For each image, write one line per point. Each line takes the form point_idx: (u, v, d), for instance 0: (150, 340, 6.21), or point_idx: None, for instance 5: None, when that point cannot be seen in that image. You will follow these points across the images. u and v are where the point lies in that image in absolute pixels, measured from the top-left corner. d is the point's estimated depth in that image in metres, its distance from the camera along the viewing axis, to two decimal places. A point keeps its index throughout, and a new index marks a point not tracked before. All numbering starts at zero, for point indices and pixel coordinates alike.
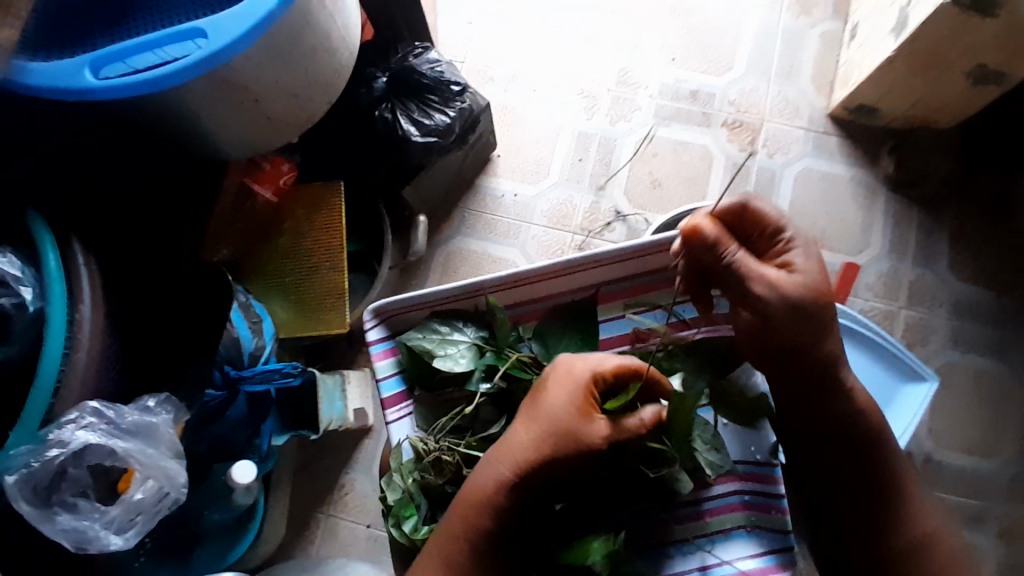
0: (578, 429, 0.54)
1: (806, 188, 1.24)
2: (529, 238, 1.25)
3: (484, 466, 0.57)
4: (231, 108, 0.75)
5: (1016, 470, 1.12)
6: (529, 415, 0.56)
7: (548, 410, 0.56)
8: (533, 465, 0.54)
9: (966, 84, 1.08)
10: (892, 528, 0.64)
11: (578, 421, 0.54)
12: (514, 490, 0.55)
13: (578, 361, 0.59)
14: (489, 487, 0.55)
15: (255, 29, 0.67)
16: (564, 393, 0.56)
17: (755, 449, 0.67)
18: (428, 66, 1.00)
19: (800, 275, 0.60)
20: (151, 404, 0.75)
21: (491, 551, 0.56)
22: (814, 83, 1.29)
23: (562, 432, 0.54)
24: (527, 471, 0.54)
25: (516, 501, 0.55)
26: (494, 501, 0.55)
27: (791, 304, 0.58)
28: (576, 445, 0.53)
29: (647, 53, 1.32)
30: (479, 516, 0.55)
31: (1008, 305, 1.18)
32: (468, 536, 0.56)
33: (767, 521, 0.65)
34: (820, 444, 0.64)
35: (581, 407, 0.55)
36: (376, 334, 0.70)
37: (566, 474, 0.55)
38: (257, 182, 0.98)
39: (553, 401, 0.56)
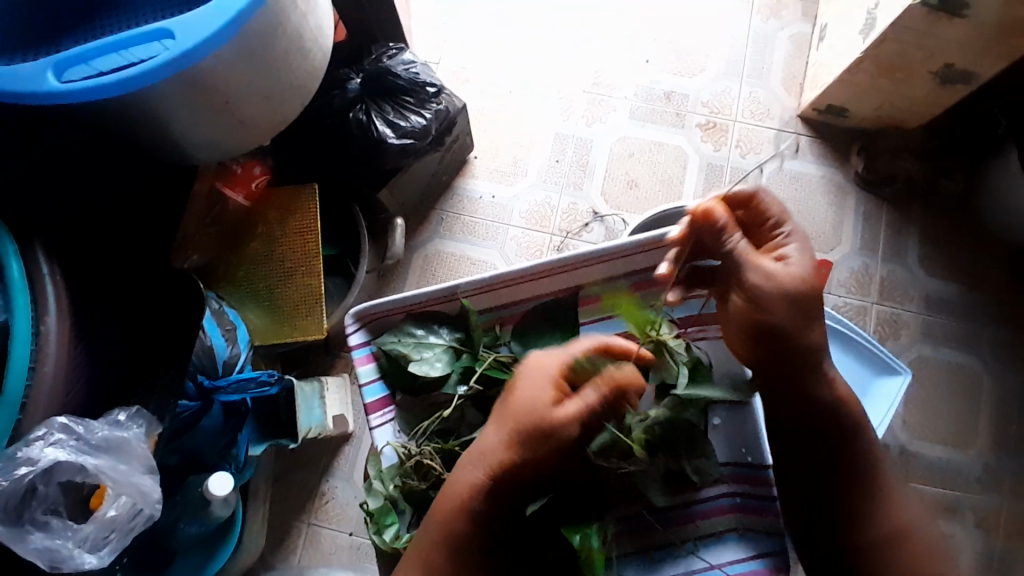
0: (546, 423, 0.55)
1: (778, 187, 1.26)
2: (508, 239, 1.24)
3: (460, 467, 0.57)
4: (202, 113, 0.73)
5: (984, 457, 1.15)
6: (503, 410, 0.58)
7: (517, 406, 0.56)
8: (504, 465, 0.55)
9: (933, 84, 1.11)
10: (868, 521, 0.63)
11: (545, 414, 0.55)
12: (489, 492, 0.56)
13: (546, 356, 0.60)
14: (462, 489, 0.56)
15: (224, 30, 0.66)
16: (530, 385, 0.57)
17: (748, 449, 0.67)
18: (403, 67, 0.99)
19: (797, 264, 0.62)
20: (122, 418, 0.72)
21: (470, 555, 0.57)
22: (784, 84, 1.31)
23: (532, 428, 0.55)
24: (499, 472, 0.55)
25: (491, 504, 0.56)
26: (470, 503, 0.56)
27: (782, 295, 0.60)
28: (545, 438, 0.55)
29: (621, 54, 1.33)
30: (455, 520, 0.56)
31: (974, 298, 1.21)
32: (447, 541, 0.56)
33: (756, 522, 0.65)
34: (799, 439, 0.65)
35: (547, 394, 0.56)
36: (357, 339, 0.69)
37: (541, 472, 0.56)
38: (230, 187, 0.98)
39: (522, 394, 0.57)
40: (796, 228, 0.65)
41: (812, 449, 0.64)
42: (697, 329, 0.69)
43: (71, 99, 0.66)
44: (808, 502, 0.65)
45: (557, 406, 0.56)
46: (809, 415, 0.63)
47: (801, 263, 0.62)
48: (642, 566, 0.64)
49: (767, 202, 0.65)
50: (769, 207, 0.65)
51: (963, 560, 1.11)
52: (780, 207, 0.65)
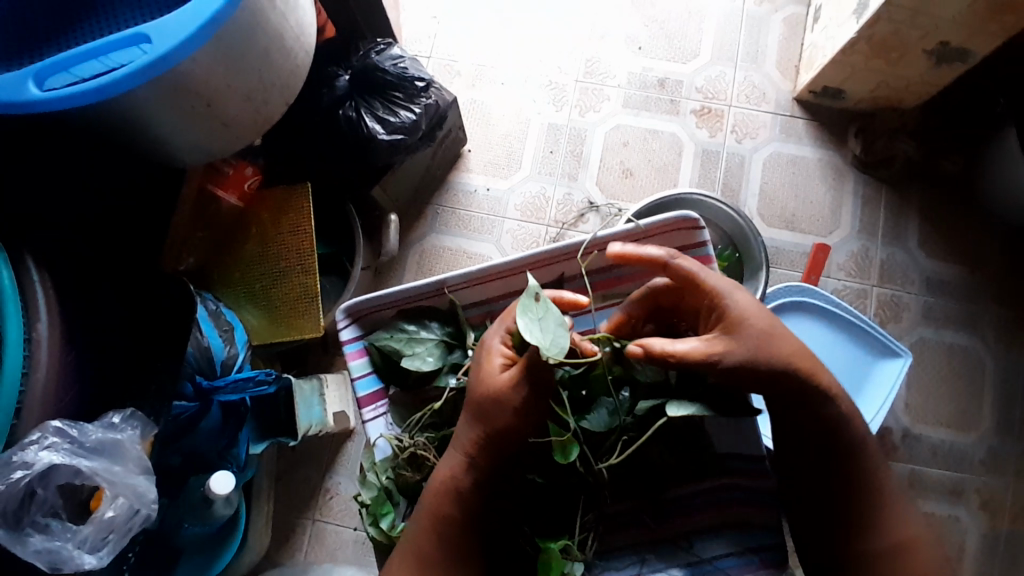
0: (493, 390, 0.58)
1: (774, 172, 1.25)
2: (503, 232, 1.24)
3: (442, 459, 0.61)
4: (186, 115, 0.74)
5: (990, 439, 1.15)
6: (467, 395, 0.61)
7: (472, 387, 0.60)
8: (476, 442, 0.58)
9: (930, 63, 1.09)
10: (873, 528, 0.61)
11: (489, 383, 0.59)
12: (470, 470, 0.58)
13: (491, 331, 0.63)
14: (446, 470, 0.59)
15: (203, 29, 0.66)
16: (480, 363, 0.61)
17: (744, 444, 0.66)
18: (391, 63, 0.99)
19: (743, 324, 0.59)
20: (116, 420, 0.73)
21: (462, 536, 0.58)
22: (779, 67, 1.30)
23: (483, 400, 0.58)
24: (474, 449, 0.58)
25: (476, 480, 0.58)
26: (457, 483, 0.58)
27: (745, 359, 0.58)
28: (496, 403, 0.58)
29: (613, 42, 1.32)
30: (445, 503, 0.58)
31: (978, 279, 1.20)
32: (436, 526, 0.58)
33: (756, 516, 0.65)
34: (792, 426, 0.63)
35: (497, 363, 0.60)
36: (349, 334, 0.69)
37: (512, 442, 0.59)
38: (222, 188, 0.97)
39: (475, 375, 0.60)
40: (723, 279, 0.62)
41: (807, 442, 0.62)
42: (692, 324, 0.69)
43: (50, 107, 0.66)
44: (810, 501, 0.63)
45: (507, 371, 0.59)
46: (815, 417, 0.61)
47: (750, 319, 0.60)
48: (640, 555, 0.63)
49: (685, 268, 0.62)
50: (688, 272, 0.62)
51: (968, 542, 1.11)
52: (695, 269, 0.62)
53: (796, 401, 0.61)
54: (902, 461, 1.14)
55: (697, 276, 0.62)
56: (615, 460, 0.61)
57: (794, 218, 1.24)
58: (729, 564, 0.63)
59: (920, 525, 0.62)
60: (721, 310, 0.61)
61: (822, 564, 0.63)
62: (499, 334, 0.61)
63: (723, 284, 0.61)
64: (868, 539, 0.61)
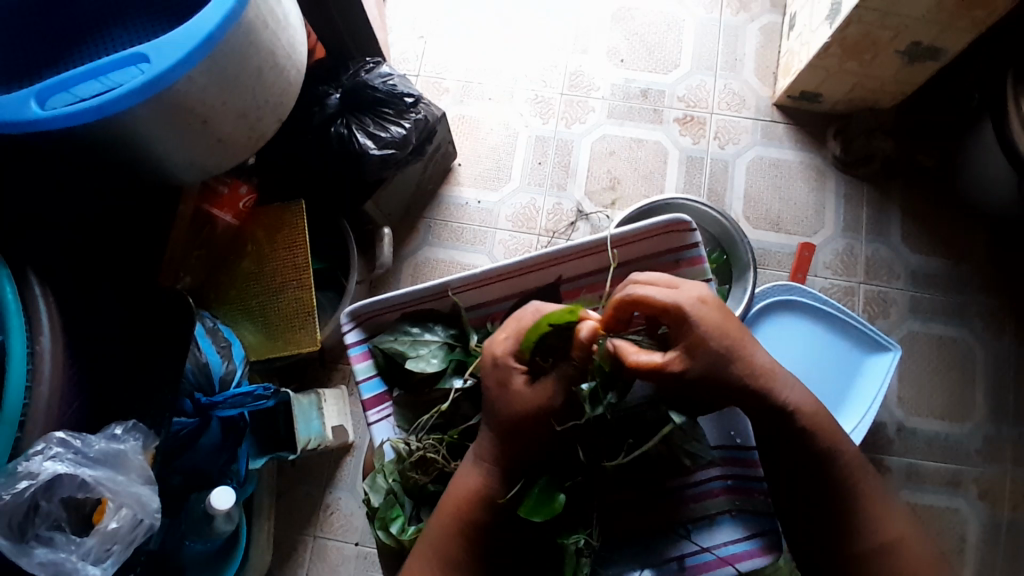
0: (536, 404, 0.59)
1: (758, 175, 1.29)
2: (496, 243, 1.26)
3: (462, 472, 0.61)
4: (182, 132, 0.75)
5: (982, 430, 1.16)
6: (488, 412, 0.60)
7: (501, 406, 0.59)
8: (506, 454, 0.60)
9: (903, 63, 1.13)
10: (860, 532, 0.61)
11: (529, 400, 0.59)
12: (496, 477, 0.60)
13: (497, 343, 0.61)
14: (473, 482, 0.60)
15: (197, 50, 0.69)
16: (502, 385, 0.60)
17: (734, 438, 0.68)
18: (380, 80, 1.02)
19: (703, 345, 0.59)
20: (118, 432, 0.75)
21: (481, 535, 0.60)
22: (758, 74, 1.34)
23: (525, 416, 0.59)
24: (504, 460, 0.60)
25: (501, 484, 0.60)
26: (483, 490, 0.59)
27: (705, 377, 0.59)
28: (535, 413, 0.59)
29: (595, 56, 1.36)
30: (474, 509, 0.59)
31: (962, 273, 1.22)
32: (461, 530, 0.59)
33: (747, 502, 0.67)
34: (765, 423, 0.62)
35: (519, 385, 0.59)
36: (353, 337, 0.70)
37: (533, 448, 0.60)
38: (217, 208, 0.98)
39: (499, 395, 0.59)
40: (689, 297, 0.61)
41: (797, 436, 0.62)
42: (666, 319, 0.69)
43: (52, 126, 0.69)
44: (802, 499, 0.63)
45: (532, 387, 0.59)
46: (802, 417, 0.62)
47: (716, 338, 0.59)
48: (641, 547, 0.65)
49: (647, 295, 0.60)
50: (652, 296, 0.60)
51: (969, 534, 1.12)
52: (658, 294, 0.60)
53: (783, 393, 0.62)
54: (899, 455, 1.15)
55: (660, 300, 0.60)
56: (622, 461, 0.61)
57: (779, 220, 1.26)
58: (731, 551, 0.65)
59: (905, 510, 0.64)
60: (683, 331, 0.60)
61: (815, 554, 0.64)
62: (511, 349, 0.60)
63: (687, 304, 0.60)
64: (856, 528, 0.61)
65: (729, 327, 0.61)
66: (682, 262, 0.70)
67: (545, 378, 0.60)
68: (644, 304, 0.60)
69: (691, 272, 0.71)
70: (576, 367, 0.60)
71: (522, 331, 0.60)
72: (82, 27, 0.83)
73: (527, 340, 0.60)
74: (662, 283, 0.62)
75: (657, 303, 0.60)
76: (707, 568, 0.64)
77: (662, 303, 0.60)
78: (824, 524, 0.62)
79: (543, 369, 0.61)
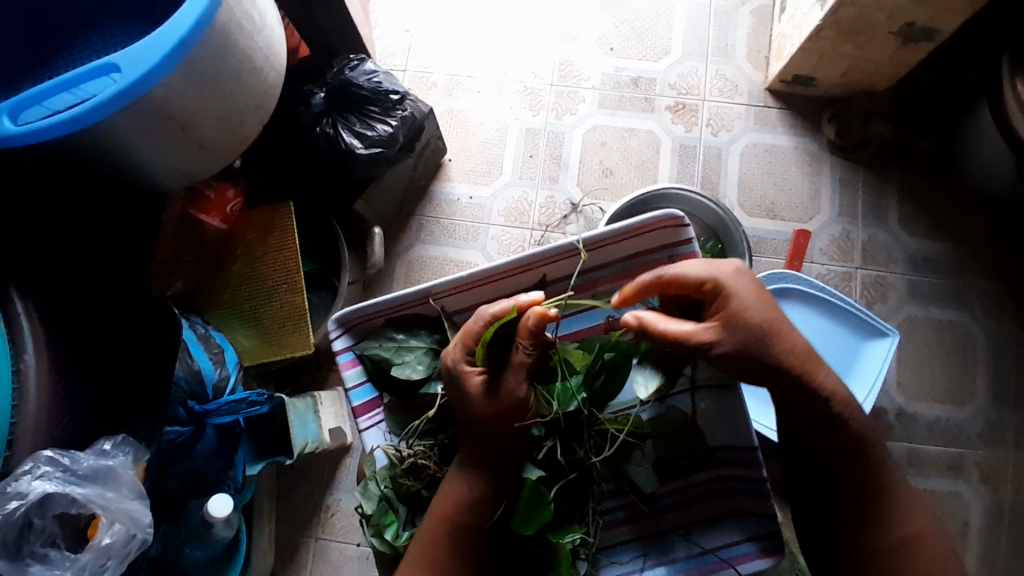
0: (501, 398, 0.58)
1: (752, 162, 1.27)
2: (489, 238, 1.25)
3: (450, 478, 0.60)
4: (160, 139, 0.74)
5: (983, 412, 1.16)
6: (462, 420, 0.59)
7: (467, 414, 0.58)
8: (493, 456, 0.59)
9: (897, 44, 1.11)
10: (882, 523, 0.62)
11: (490, 398, 0.58)
12: (481, 481, 0.59)
13: (448, 353, 0.60)
14: (461, 487, 0.59)
15: (170, 56, 0.68)
16: (461, 391, 0.59)
17: (735, 434, 0.65)
18: (365, 78, 1.00)
19: (743, 315, 0.59)
20: (107, 447, 0.74)
21: (474, 540, 0.59)
22: (750, 58, 1.32)
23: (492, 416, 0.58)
24: (493, 463, 0.59)
25: (485, 485, 0.59)
26: (472, 495, 0.59)
27: (736, 352, 0.59)
28: (502, 408, 0.58)
29: (585, 45, 1.33)
30: (463, 515, 0.59)
31: (961, 255, 1.21)
32: (452, 536, 0.59)
33: (762, 505, 0.64)
34: (799, 416, 0.62)
35: (479, 386, 0.58)
36: (341, 344, 0.68)
37: (520, 445, 0.60)
38: (205, 213, 0.97)
39: (460, 402, 0.59)
40: (724, 270, 0.61)
41: (789, 415, 0.63)
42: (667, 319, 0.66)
43: (27, 141, 0.68)
44: (824, 498, 0.63)
45: (491, 387, 0.58)
46: (810, 412, 0.61)
47: (745, 315, 0.59)
48: (641, 548, 0.65)
49: (680, 274, 0.61)
50: (686, 274, 0.61)
51: (971, 516, 1.12)
52: (694, 272, 0.61)
53: (791, 394, 0.60)
54: (899, 440, 1.15)
55: (698, 278, 0.60)
56: (610, 453, 0.62)
57: (774, 206, 1.25)
58: (732, 553, 0.64)
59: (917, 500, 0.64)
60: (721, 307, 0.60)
61: (833, 553, 0.63)
62: (462, 356, 0.59)
63: (724, 276, 0.60)
64: (881, 519, 0.62)
65: (763, 302, 0.60)
66: (675, 259, 0.67)
67: (504, 377, 0.59)
68: (675, 284, 0.61)
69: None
70: (531, 358, 0.58)
71: (469, 336, 0.59)
72: (57, 33, 0.81)
73: (477, 344, 0.59)
74: (697, 261, 0.62)
75: (691, 282, 0.61)
76: (710, 570, 0.64)
77: (698, 279, 0.60)
78: (845, 519, 0.62)
79: (504, 367, 0.59)
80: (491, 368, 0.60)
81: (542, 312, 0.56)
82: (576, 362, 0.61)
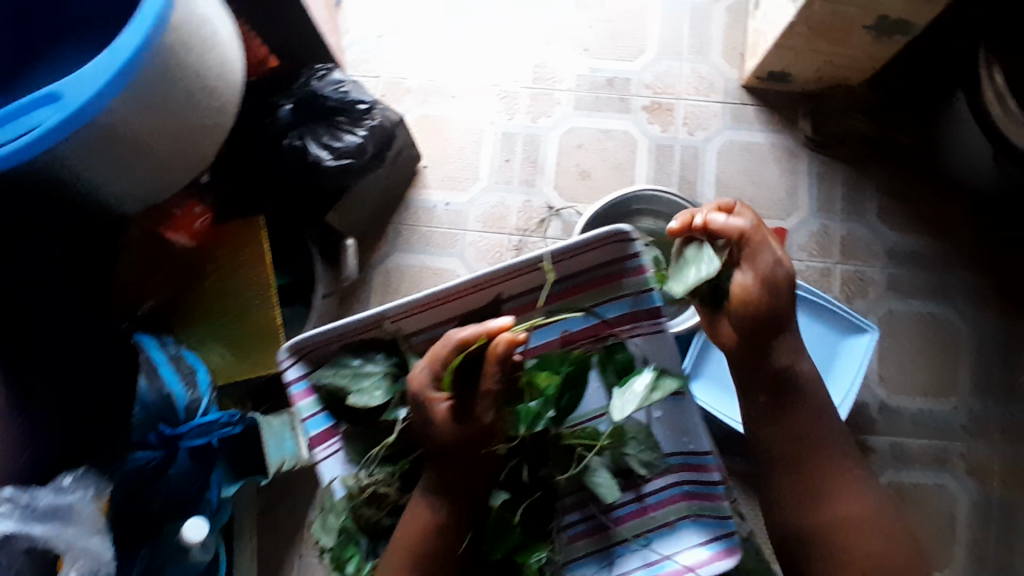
0: (468, 426, 0.58)
1: (728, 161, 1.26)
2: (466, 245, 1.24)
3: (413, 503, 0.59)
4: (115, 163, 0.73)
5: (965, 404, 1.16)
6: (423, 442, 0.59)
7: (435, 440, 0.58)
8: (458, 479, 0.58)
9: (872, 37, 1.10)
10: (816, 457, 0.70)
11: (457, 424, 0.57)
12: (446, 506, 0.58)
13: (416, 376, 0.58)
14: (425, 515, 0.58)
15: (121, 73, 0.66)
16: (426, 416, 0.58)
17: (688, 439, 0.65)
18: (332, 88, 0.99)
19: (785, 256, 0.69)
20: (67, 483, 0.78)
21: (439, 567, 0.59)
22: (725, 55, 1.31)
23: (461, 444, 0.58)
24: (457, 488, 0.59)
25: (450, 512, 0.58)
26: (435, 522, 0.58)
27: (764, 279, 0.67)
28: (467, 435, 0.58)
29: (559, 46, 1.32)
30: (427, 541, 0.58)
31: (941, 248, 1.21)
32: (416, 564, 0.58)
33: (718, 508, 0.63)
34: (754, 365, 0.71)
35: (444, 413, 0.57)
36: (294, 373, 0.63)
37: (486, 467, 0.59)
38: (172, 230, 0.96)
39: (424, 427, 0.58)
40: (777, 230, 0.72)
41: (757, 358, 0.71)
42: (629, 326, 0.65)
43: None
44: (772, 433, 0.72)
45: (455, 415, 0.58)
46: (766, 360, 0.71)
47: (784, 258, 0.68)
48: (604, 559, 0.64)
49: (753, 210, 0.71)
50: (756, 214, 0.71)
51: (956, 509, 1.12)
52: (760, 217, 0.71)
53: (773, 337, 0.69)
54: (883, 434, 1.15)
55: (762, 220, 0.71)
56: (575, 471, 0.63)
57: (752, 204, 1.25)
58: (695, 559, 0.62)
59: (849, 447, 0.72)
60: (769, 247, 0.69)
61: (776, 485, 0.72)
62: (427, 381, 0.57)
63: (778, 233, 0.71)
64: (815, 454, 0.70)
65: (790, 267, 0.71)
66: (627, 273, 0.64)
67: (469, 404, 0.58)
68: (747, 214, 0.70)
69: (632, 283, 0.65)
70: (499, 385, 0.57)
71: (436, 360, 0.57)
72: None
73: (446, 371, 0.57)
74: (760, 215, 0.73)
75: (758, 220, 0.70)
76: None
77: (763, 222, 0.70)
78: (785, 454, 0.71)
79: (470, 394, 0.58)
80: (458, 395, 0.58)
81: (512, 338, 0.56)
82: (542, 383, 0.60)
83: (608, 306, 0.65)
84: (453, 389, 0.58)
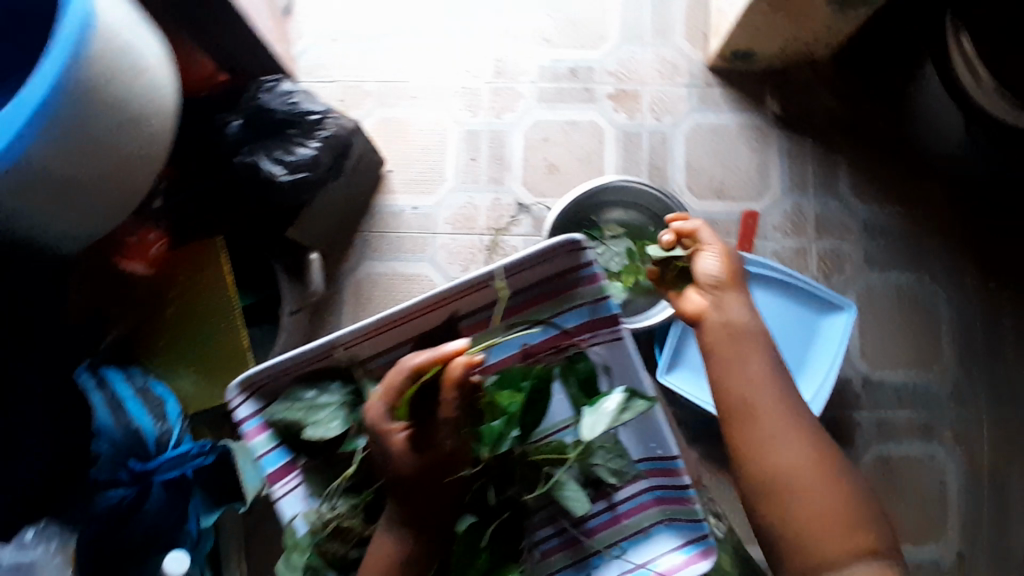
0: (429, 455, 0.56)
1: (697, 144, 1.24)
2: (437, 248, 1.22)
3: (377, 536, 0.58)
4: (49, 203, 0.71)
5: (946, 374, 1.16)
6: (384, 473, 0.57)
7: (395, 470, 0.56)
8: (422, 509, 0.57)
9: (832, 10, 1.08)
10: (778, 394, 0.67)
11: (418, 454, 0.56)
12: (411, 537, 0.57)
13: (374, 407, 0.56)
14: (390, 547, 0.57)
15: (38, 113, 0.64)
16: (385, 447, 0.56)
17: (658, 445, 0.63)
18: (281, 100, 0.96)
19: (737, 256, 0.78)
20: (29, 538, 0.79)
21: None
22: (688, 36, 1.28)
23: (422, 473, 0.56)
24: (422, 518, 0.57)
25: (416, 542, 0.57)
26: (401, 554, 0.57)
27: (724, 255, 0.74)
28: (429, 464, 0.56)
29: (518, 38, 1.29)
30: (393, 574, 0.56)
31: (915, 218, 1.20)
32: None
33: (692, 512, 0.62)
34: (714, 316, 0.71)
35: (402, 443, 0.56)
36: (246, 411, 0.61)
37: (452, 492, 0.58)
38: (126, 259, 0.94)
39: (383, 458, 0.57)
40: None
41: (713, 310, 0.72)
42: (589, 335, 0.64)
43: None
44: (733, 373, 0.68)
45: (415, 444, 0.56)
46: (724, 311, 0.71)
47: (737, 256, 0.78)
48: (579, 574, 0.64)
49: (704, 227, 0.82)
50: None
51: (942, 479, 1.12)
52: None
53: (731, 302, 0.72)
54: (867, 410, 1.15)
55: None
56: (543, 489, 0.62)
57: (723, 187, 1.23)
58: (667, 564, 0.61)
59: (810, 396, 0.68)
60: None
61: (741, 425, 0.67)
62: (383, 412, 0.56)
63: None
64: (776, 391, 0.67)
65: None
66: (582, 281, 0.62)
67: (428, 432, 0.56)
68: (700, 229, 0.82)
69: (588, 291, 0.62)
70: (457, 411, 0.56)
71: (391, 390, 0.56)
72: None
73: (401, 400, 0.55)
74: None
75: None
76: None
77: None
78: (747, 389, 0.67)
79: (428, 421, 0.56)
80: (416, 422, 0.56)
81: (469, 360, 0.55)
82: (503, 402, 0.61)
83: (568, 316, 0.64)
84: (410, 417, 0.56)
